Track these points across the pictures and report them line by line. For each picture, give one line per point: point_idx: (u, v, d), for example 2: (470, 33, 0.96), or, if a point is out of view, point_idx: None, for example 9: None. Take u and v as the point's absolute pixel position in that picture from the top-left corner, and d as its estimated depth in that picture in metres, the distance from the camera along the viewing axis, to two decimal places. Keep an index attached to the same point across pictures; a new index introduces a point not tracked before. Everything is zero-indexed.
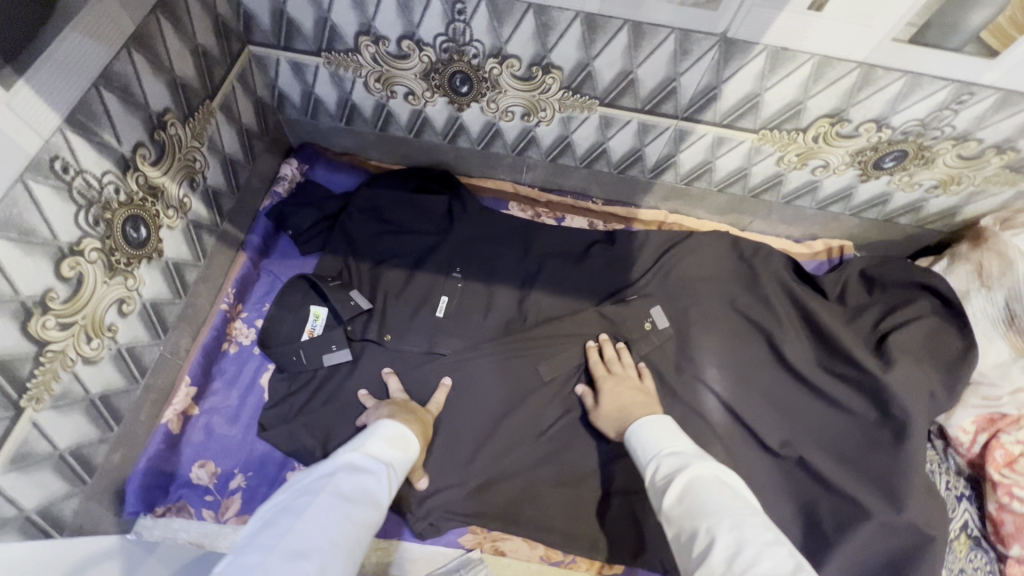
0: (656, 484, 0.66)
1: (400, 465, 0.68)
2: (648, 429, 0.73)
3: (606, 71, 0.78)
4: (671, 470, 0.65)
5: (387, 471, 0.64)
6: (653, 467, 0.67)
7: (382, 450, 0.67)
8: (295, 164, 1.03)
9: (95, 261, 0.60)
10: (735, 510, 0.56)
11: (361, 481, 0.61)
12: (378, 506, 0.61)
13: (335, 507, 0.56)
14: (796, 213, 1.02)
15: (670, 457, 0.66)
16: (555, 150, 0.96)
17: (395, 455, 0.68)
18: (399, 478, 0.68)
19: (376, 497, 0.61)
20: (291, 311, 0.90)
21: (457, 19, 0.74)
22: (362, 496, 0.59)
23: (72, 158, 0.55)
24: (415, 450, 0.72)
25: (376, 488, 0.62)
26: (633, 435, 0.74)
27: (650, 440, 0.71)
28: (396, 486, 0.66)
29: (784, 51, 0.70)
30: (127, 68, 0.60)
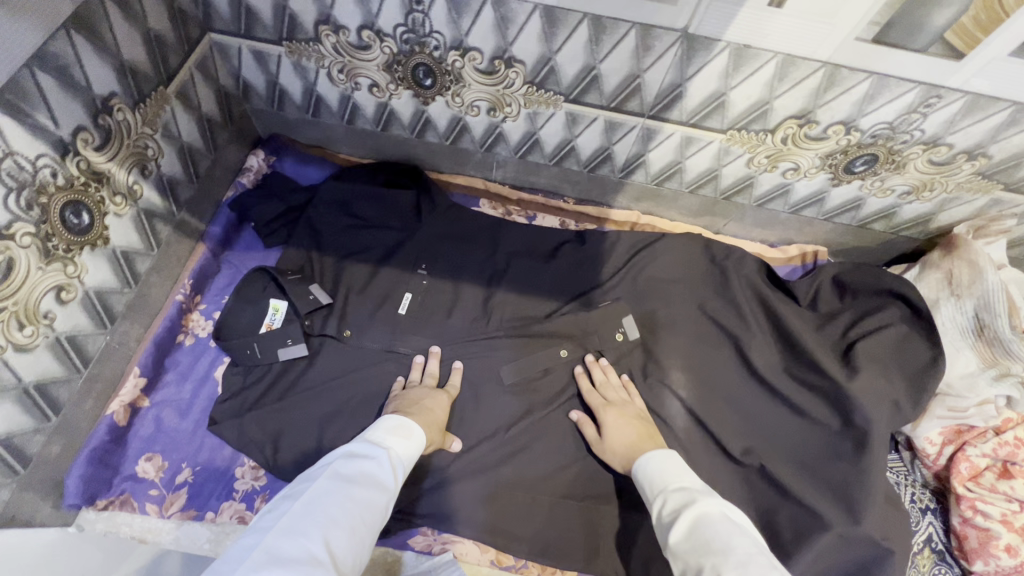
0: (664, 520, 0.64)
1: (405, 449, 0.68)
2: (654, 462, 0.71)
3: (569, 66, 0.76)
4: (678, 507, 0.63)
5: (389, 456, 0.65)
6: (661, 502, 0.66)
7: (386, 437, 0.68)
8: (261, 155, 1.02)
9: (28, 246, 0.59)
10: (743, 549, 0.54)
11: (361, 465, 0.63)
12: (382, 487, 0.62)
13: (333, 489, 0.58)
14: (769, 217, 1.00)
15: (678, 492, 0.65)
16: (524, 147, 0.94)
17: (401, 441, 0.69)
18: (408, 464, 0.68)
19: (377, 481, 0.62)
20: (249, 304, 0.88)
21: (416, 9, 0.72)
22: (362, 480, 0.61)
23: (1, 139, 0.54)
24: (421, 438, 0.71)
25: (377, 471, 0.63)
26: (637, 468, 0.72)
27: (658, 472, 0.69)
28: (402, 471, 0.67)
29: (747, 49, 0.69)
30: (65, 49, 0.59)
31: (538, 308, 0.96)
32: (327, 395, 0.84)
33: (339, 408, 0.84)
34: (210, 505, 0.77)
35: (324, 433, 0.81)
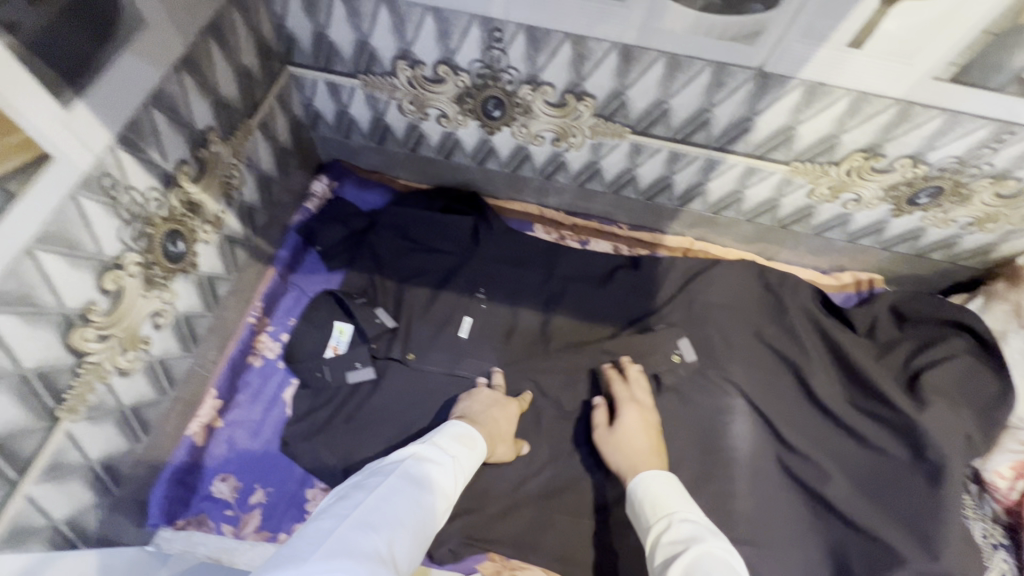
0: (661, 548, 0.62)
1: (467, 461, 0.68)
2: (661, 487, 0.70)
3: (640, 100, 0.78)
4: (681, 538, 0.61)
5: (453, 465, 0.65)
6: (660, 529, 0.64)
7: (449, 445, 0.68)
8: (325, 181, 1.05)
9: (135, 275, 0.62)
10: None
11: (428, 468, 0.62)
12: (444, 495, 0.61)
13: (406, 487, 0.57)
14: (825, 244, 1.01)
15: (681, 523, 0.63)
16: (584, 175, 0.96)
17: (463, 455, 0.69)
18: (465, 478, 0.68)
19: (442, 487, 0.62)
20: (316, 327, 0.91)
21: (494, 47, 0.75)
22: (430, 485, 0.60)
23: (121, 175, 0.57)
24: (479, 451, 0.72)
25: (442, 478, 0.63)
26: (635, 488, 0.72)
27: (660, 499, 0.68)
28: (461, 481, 0.66)
29: (821, 86, 0.70)
30: (176, 88, 0.62)
31: (595, 334, 0.98)
32: (394, 418, 0.86)
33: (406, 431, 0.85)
34: (284, 526, 0.78)
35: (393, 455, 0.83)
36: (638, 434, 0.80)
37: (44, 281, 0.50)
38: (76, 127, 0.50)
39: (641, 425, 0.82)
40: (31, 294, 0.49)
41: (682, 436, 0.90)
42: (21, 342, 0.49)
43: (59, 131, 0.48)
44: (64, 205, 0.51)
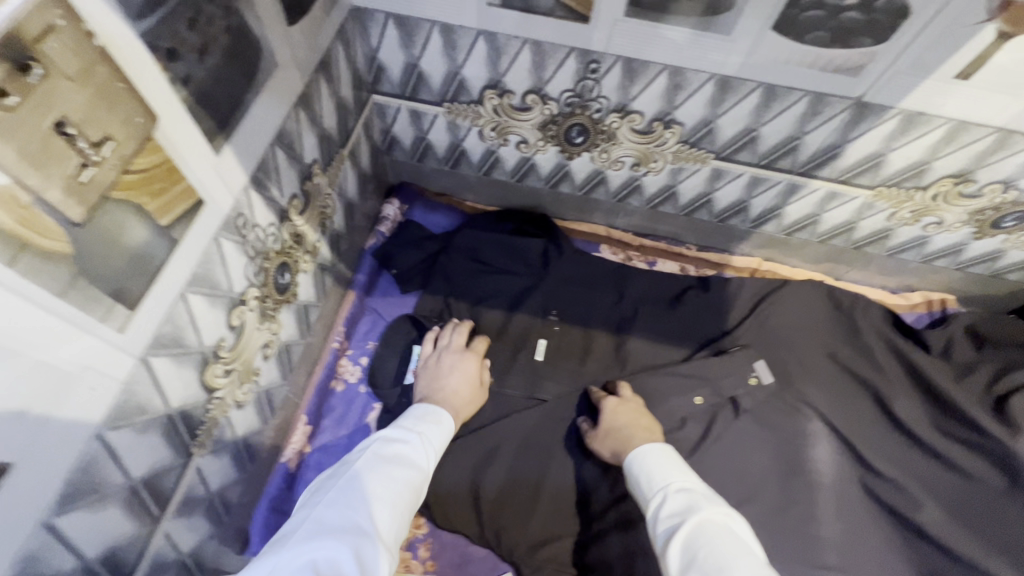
0: (660, 521, 0.65)
1: (438, 433, 0.71)
2: (651, 462, 0.72)
3: (729, 128, 0.79)
4: (678, 511, 0.64)
5: (421, 439, 0.68)
6: (658, 503, 0.67)
7: (416, 422, 0.71)
8: (396, 204, 1.06)
9: (254, 309, 0.63)
10: (741, 561, 0.55)
11: (398, 447, 0.65)
12: (418, 466, 0.64)
13: (378, 465, 0.61)
14: (897, 265, 1.01)
15: (677, 495, 0.66)
16: (658, 198, 0.96)
17: (431, 425, 0.72)
18: (440, 447, 0.71)
19: (414, 461, 0.65)
20: (397, 351, 0.92)
21: (588, 77, 0.75)
22: (401, 462, 0.63)
23: (251, 214, 0.58)
24: (449, 424, 0.75)
25: (413, 453, 0.65)
26: (631, 465, 0.74)
27: (654, 472, 0.71)
28: (436, 453, 0.69)
29: (920, 116, 0.71)
30: (293, 125, 0.63)
31: (670, 357, 0.98)
32: (479, 442, 0.87)
33: (490, 456, 0.86)
34: None
35: (482, 479, 0.84)
36: (623, 416, 0.83)
37: (191, 323, 0.51)
38: (223, 171, 0.51)
39: (620, 408, 0.84)
40: (182, 336, 0.50)
41: (764, 459, 0.90)
42: (170, 383, 0.50)
43: (211, 177, 0.49)
44: (210, 247, 0.52)
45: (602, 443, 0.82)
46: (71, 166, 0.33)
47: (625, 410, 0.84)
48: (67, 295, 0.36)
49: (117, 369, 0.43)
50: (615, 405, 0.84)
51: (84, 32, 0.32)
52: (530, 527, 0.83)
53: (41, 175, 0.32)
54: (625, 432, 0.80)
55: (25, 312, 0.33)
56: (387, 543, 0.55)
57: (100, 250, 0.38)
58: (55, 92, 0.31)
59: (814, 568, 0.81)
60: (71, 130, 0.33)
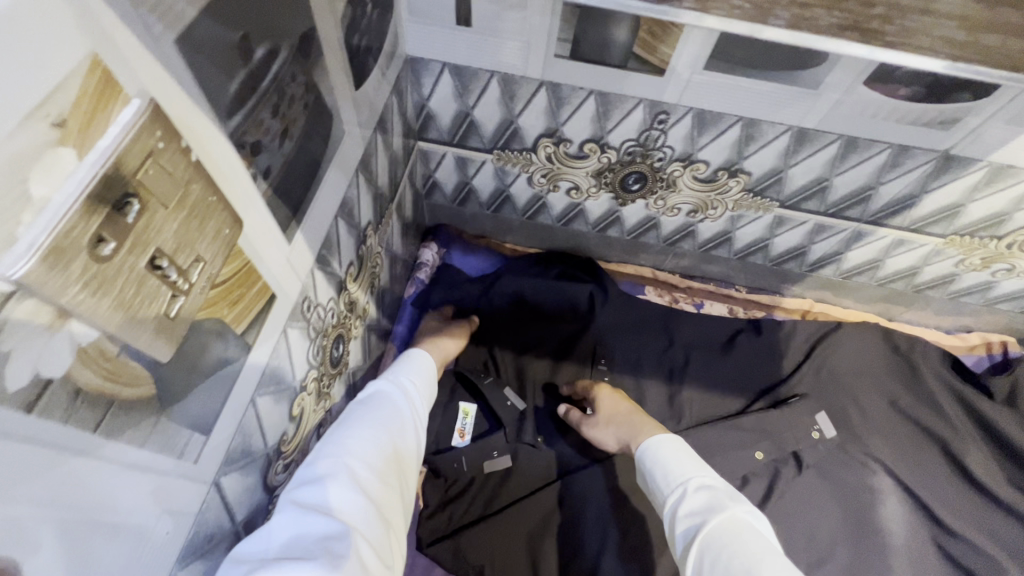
0: (680, 522, 0.59)
1: (416, 373, 0.65)
2: (662, 454, 0.66)
3: (800, 178, 0.75)
4: (700, 510, 0.58)
5: (398, 380, 0.62)
6: (675, 499, 0.61)
7: (392, 370, 0.65)
8: (434, 249, 1.02)
9: (312, 392, 0.57)
10: (768, 563, 0.50)
11: (376, 390, 0.59)
12: (400, 399, 0.59)
13: (356, 412, 0.54)
14: (957, 308, 0.97)
15: (697, 493, 0.60)
16: (712, 243, 0.92)
17: (407, 368, 0.66)
18: (424, 386, 0.65)
19: (393, 400, 0.58)
20: (441, 409, 0.88)
21: (655, 127, 0.71)
22: (378, 403, 0.56)
23: (314, 296, 0.53)
24: (429, 365, 0.70)
25: (392, 392, 0.59)
26: (643, 458, 0.68)
27: (665, 468, 0.64)
28: (420, 389, 0.63)
29: (1008, 168, 0.67)
30: (354, 191, 0.58)
31: (726, 408, 0.94)
32: (534, 508, 0.81)
33: (547, 525, 0.80)
34: None
35: (537, 551, 0.77)
36: (612, 403, 0.81)
37: (258, 426, 0.46)
38: (294, 259, 0.46)
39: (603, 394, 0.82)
40: (250, 446, 0.45)
41: (833, 517, 0.85)
42: (237, 497, 0.45)
43: (283, 268, 0.44)
44: (279, 340, 0.46)
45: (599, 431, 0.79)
46: (162, 302, 0.29)
47: (611, 396, 0.82)
48: (149, 442, 0.31)
49: (191, 503, 0.37)
50: (601, 394, 0.82)
51: (180, 150, 0.28)
52: None
53: (132, 321, 0.27)
54: (622, 419, 0.78)
55: (108, 475, 0.28)
56: (376, 478, 0.48)
57: (183, 380, 0.33)
58: (151, 225, 0.27)
59: None
60: (164, 263, 0.28)
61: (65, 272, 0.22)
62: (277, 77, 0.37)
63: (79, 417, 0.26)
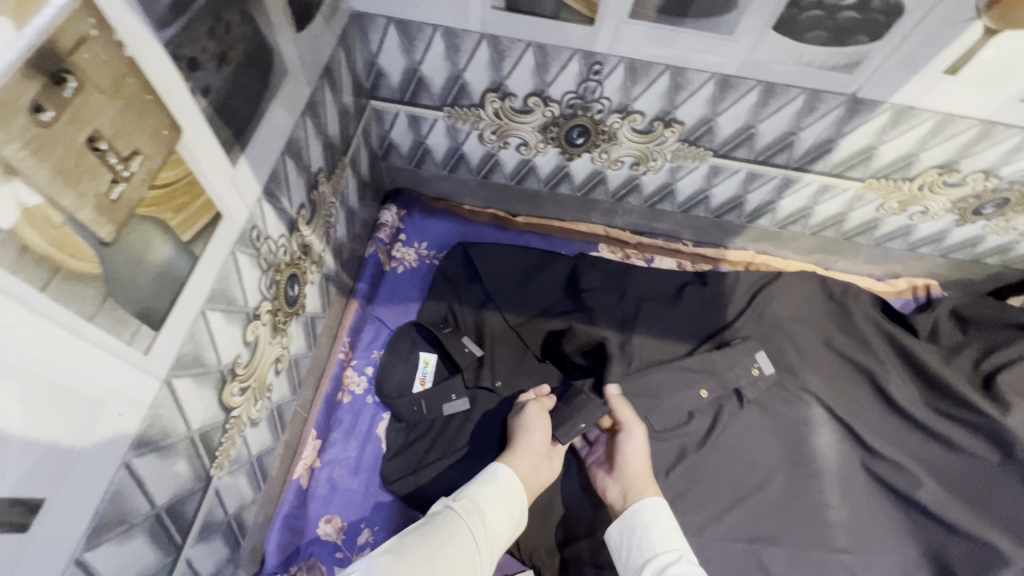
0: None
1: (486, 498, 0.67)
2: (661, 514, 0.72)
3: (728, 126, 0.80)
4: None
5: (464, 504, 0.66)
6: (667, 558, 0.68)
7: (469, 488, 0.69)
8: (394, 210, 1.04)
9: (266, 323, 0.61)
10: None
11: (447, 520, 0.63)
12: (464, 537, 0.62)
13: (431, 542, 0.60)
14: (884, 254, 1.05)
15: (684, 562, 0.67)
16: (656, 196, 0.98)
17: (489, 488, 0.69)
18: (497, 515, 0.67)
19: (465, 539, 0.62)
20: (402, 359, 0.91)
21: (591, 78, 0.76)
22: (448, 537, 0.61)
23: (263, 227, 0.56)
24: (507, 492, 0.69)
25: (453, 518, 0.64)
26: (636, 512, 0.73)
27: (659, 534, 0.71)
28: (490, 521, 0.65)
29: (910, 109, 0.74)
30: (302, 134, 0.61)
31: (673, 352, 0.99)
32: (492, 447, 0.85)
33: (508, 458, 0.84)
34: None
35: None
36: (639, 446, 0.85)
37: (210, 340, 0.49)
38: (239, 182, 0.49)
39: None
40: (202, 356, 0.48)
41: (771, 446, 0.92)
42: (191, 405, 0.48)
43: (227, 188, 0.47)
44: (226, 261, 0.50)
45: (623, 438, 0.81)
46: (103, 183, 0.32)
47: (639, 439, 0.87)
48: (97, 318, 0.34)
49: (142, 393, 0.41)
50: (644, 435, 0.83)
51: (114, 43, 0.31)
52: (546, 530, 0.83)
53: (73, 193, 0.30)
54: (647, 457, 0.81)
55: (59, 338, 0.32)
56: None
57: (130, 271, 0.36)
58: (87, 106, 0.30)
59: (824, 552, 0.82)
60: (102, 145, 0.32)
61: (9, 126, 0.26)
62: (213, 0, 0.41)
63: (28, 273, 0.29)
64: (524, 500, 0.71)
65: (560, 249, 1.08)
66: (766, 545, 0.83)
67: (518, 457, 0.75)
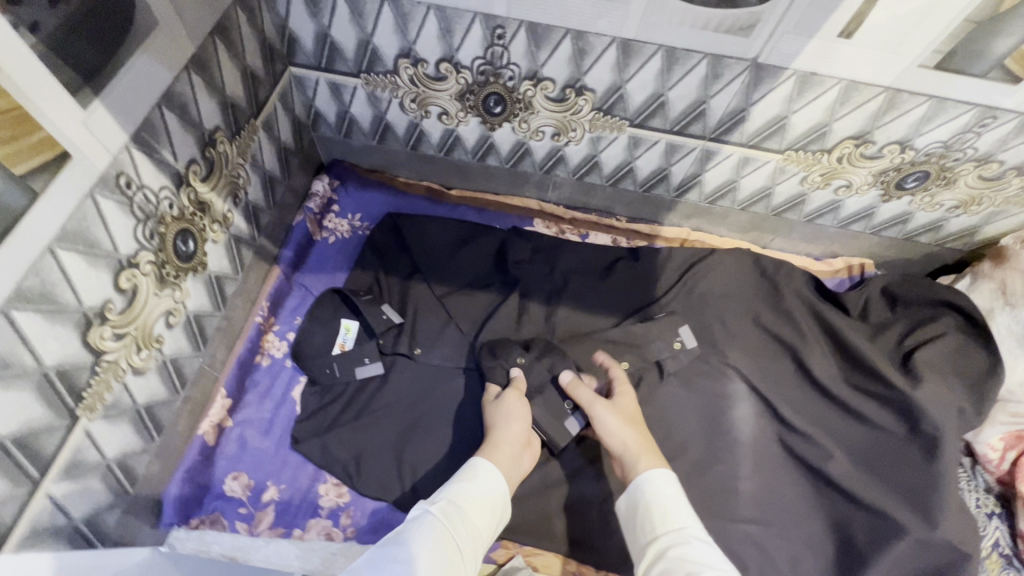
0: (667, 561, 0.62)
1: (467, 497, 0.68)
2: (659, 492, 0.69)
3: (638, 94, 0.80)
4: (690, 557, 0.61)
5: (446, 505, 0.66)
6: (668, 541, 0.64)
7: (449, 488, 0.69)
8: (326, 180, 1.06)
9: (148, 273, 0.62)
10: None
11: (432, 522, 0.64)
12: (450, 537, 0.63)
13: (410, 547, 0.59)
14: (817, 231, 1.04)
15: (687, 542, 0.64)
16: (583, 168, 0.98)
17: (467, 486, 0.70)
18: (477, 512, 0.68)
19: (452, 540, 0.63)
20: (323, 325, 0.92)
21: (496, 43, 0.76)
22: (433, 539, 0.61)
23: (135, 174, 0.57)
24: (486, 487, 0.71)
25: (439, 519, 0.64)
26: (640, 490, 0.70)
27: (664, 513, 0.67)
28: (471, 519, 0.67)
29: (813, 76, 0.73)
30: (185, 88, 0.62)
31: (597, 324, 0.99)
32: (405, 414, 0.86)
33: (417, 420, 0.86)
34: (297, 522, 0.80)
35: (405, 447, 0.84)
36: (627, 410, 0.82)
37: (65, 280, 0.51)
38: (94, 126, 0.50)
39: (624, 398, 0.84)
40: (53, 295, 0.50)
41: (689, 418, 0.91)
42: (41, 341, 0.49)
43: (79, 131, 0.49)
44: (83, 203, 0.51)
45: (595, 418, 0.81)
46: None
47: (631, 403, 0.84)
48: None
49: None
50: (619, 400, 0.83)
51: None
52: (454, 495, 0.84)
53: None
54: (626, 424, 0.78)
55: None
56: None
57: None
58: None
59: (728, 522, 0.83)
60: None
61: None
62: None
63: None
64: (503, 495, 0.73)
65: (494, 223, 1.09)
66: None
67: (500, 452, 0.76)
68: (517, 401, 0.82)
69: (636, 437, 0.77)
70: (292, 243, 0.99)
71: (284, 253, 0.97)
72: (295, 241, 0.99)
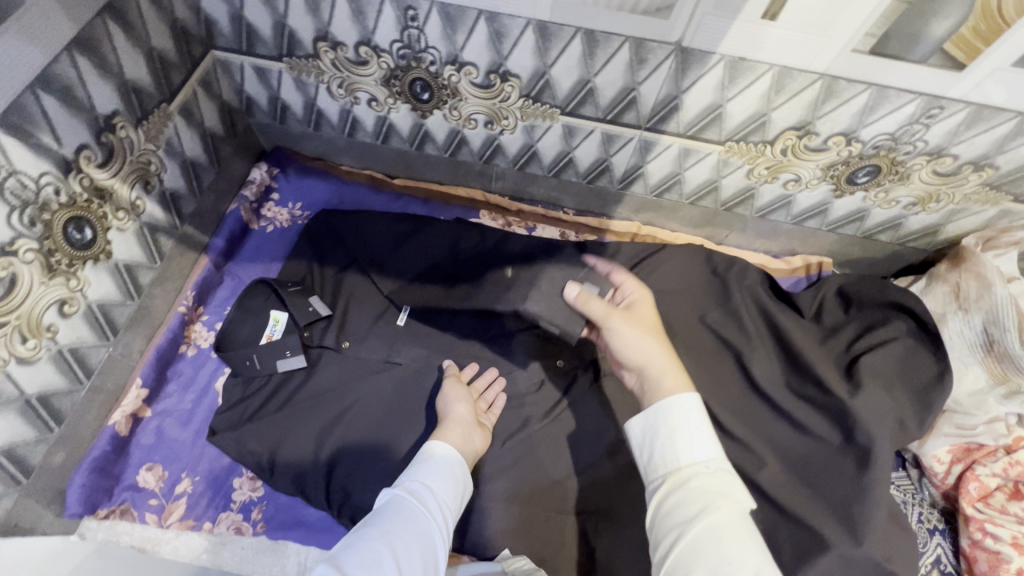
0: (684, 491, 0.54)
1: (427, 477, 0.67)
2: (678, 414, 0.58)
3: (564, 80, 0.76)
4: (710, 492, 0.53)
5: (407, 487, 0.64)
6: (684, 469, 0.55)
7: (406, 475, 0.68)
8: (265, 168, 1.03)
9: (30, 261, 0.61)
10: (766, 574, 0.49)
11: (398, 502, 0.62)
12: (417, 512, 0.61)
13: (375, 529, 0.57)
14: (772, 228, 0.99)
15: (710, 474, 0.54)
16: (522, 158, 0.94)
17: (423, 467, 0.68)
18: (444, 489, 0.66)
19: (420, 516, 0.61)
20: (251, 316, 0.90)
21: (411, 25, 0.73)
22: (399, 518, 0.59)
23: (4, 159, 0.56)
24: (444, 463, 0.69)
25: (402, 502, 0.62)
26: (662, 412, 0.58)
27: (686, 439, 0.56)
28: (437, 496, 0.65)
29: (742, 62, 0.68)
30: (67, 70, 0.60)
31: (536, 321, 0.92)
32: (327, 408, 0.83)
33: (339, 415, 0.83)
34: (208, 515, 0.79)
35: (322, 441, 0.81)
36: (645, 321, 0.73)
37: None
38: None
39: (641, 309, 0.75)
40: None
41: None
42: None
43: None
44: None
45: (609, 333, 0.72)
46: None
47: (649, 314, 0.75)
48: None
49: None
50: (636, 312, 0.74)
51: None
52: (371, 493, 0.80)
53: None
54: (639, 333, 0.69)
55: None
56: None
57: None
58: None
59: None
60: None
61: None
62: None
63: None
64: (463, 468, 0.71)
65: (437, 214, 1.04)
66: (592, 518, 0.80)
67: (446, 429, 0.75)
68: (456, 386, 0.82)
69: (657, 350, 0.67)
70: (223, 230, 0.96)
71: (212, 241, 0.95)
72: (225, 229, 0.96)
